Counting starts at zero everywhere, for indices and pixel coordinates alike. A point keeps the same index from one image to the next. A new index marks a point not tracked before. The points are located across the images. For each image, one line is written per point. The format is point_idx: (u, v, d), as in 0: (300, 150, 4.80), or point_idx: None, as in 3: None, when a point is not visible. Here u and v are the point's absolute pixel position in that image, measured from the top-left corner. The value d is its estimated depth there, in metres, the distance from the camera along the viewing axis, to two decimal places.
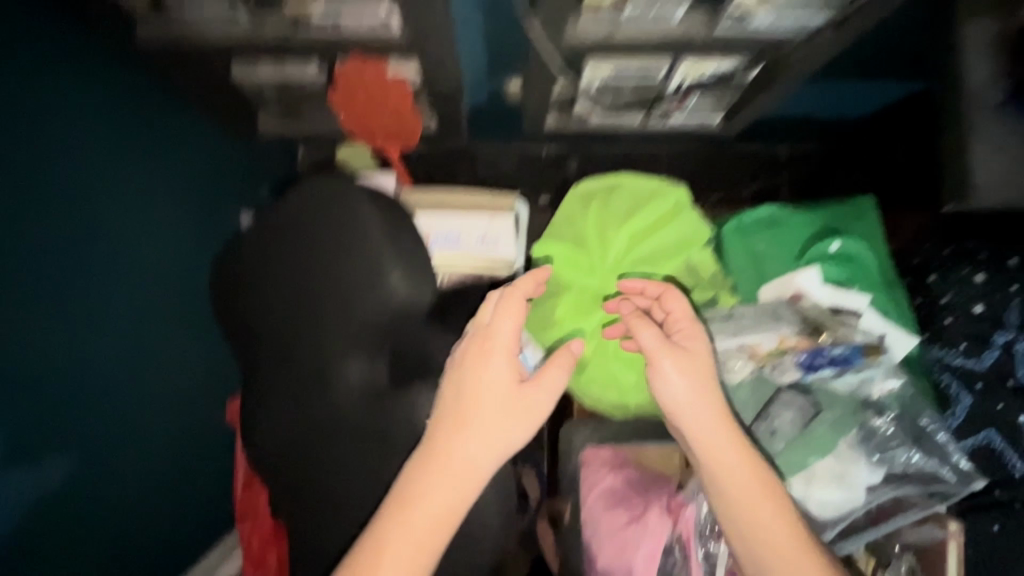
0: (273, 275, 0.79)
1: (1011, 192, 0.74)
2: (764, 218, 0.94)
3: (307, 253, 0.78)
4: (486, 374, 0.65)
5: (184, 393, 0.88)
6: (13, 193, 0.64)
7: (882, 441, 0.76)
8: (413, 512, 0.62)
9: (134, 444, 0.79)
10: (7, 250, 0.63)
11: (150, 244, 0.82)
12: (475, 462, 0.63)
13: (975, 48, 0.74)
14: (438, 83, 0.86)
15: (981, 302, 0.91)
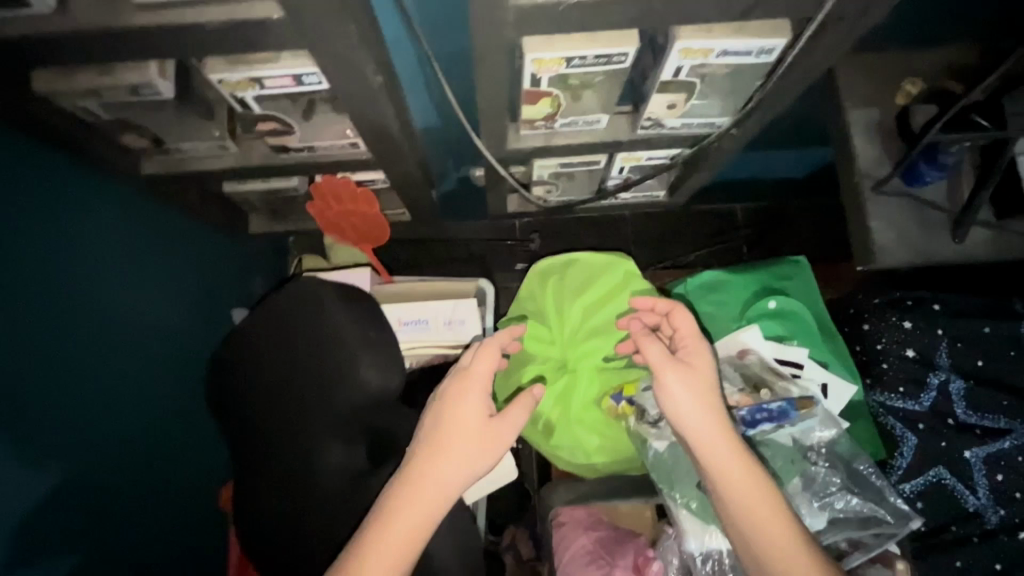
0: (252, 374, 0.85)
1: (910, 251, 0.84)
2: (707, 281, 1.03)
3: (285, 351, 0.85)
4: (464, 408, 0.74)
5: (183, 492, 0.92)
6: (48, 320, 0.70)
7: (821, 488, 0.83)
8: (388, 533, 0.67)
9: (141, 547, 0.83)
10: (42, 375, 0.69)
11: (155, 351, 0.89)
12: (448, 486, 0.70)
13: (861, 132, 0.87)
14: (405, 186, 0.98)
15: (912, 347, 0.99)
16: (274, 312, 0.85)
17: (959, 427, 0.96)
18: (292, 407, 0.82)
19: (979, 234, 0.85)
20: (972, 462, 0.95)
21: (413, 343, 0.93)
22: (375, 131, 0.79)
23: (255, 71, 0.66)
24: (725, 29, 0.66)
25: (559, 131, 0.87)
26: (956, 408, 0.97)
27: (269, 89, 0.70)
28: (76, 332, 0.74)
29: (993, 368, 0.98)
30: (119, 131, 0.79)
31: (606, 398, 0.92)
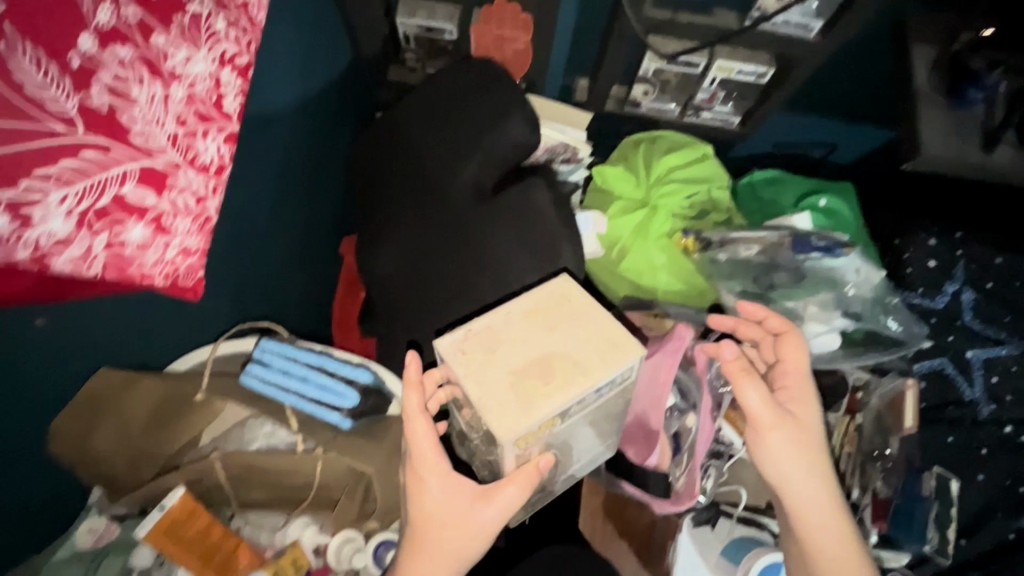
0: (401, 137, 1.03)
1: (949, 154, 1.04)
2: (768, 177, 1.24)
3: (425, 116, 1.01)
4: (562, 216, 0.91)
5: (300, 231, 1.09)
6: (281, 26, 0.91)
7: (852, 304, 0.98)
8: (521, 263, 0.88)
9: (270, 246, 0.99)
10: (268, 61, 0.89)
11: (318, 109, 1.09)
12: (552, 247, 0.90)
13: (920, 62, 1.09)
14: (546, 40, 1.20)
15: (934, 259, 1.17)
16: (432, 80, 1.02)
17: (965, 329, 1.12)
18: (433, 155, 0.99)
19: (1006, 153, 1.05)
20: (973, 361, 1.11)
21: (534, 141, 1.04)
22: None
23: None
24: None
25: (684, 12, 1.10)
26: (965, 314, 1.13)
27: None
28: (287, 46, 0.94)
29: (1001, 291, 1.15)
30: None
31: (677, 232, 1.10)
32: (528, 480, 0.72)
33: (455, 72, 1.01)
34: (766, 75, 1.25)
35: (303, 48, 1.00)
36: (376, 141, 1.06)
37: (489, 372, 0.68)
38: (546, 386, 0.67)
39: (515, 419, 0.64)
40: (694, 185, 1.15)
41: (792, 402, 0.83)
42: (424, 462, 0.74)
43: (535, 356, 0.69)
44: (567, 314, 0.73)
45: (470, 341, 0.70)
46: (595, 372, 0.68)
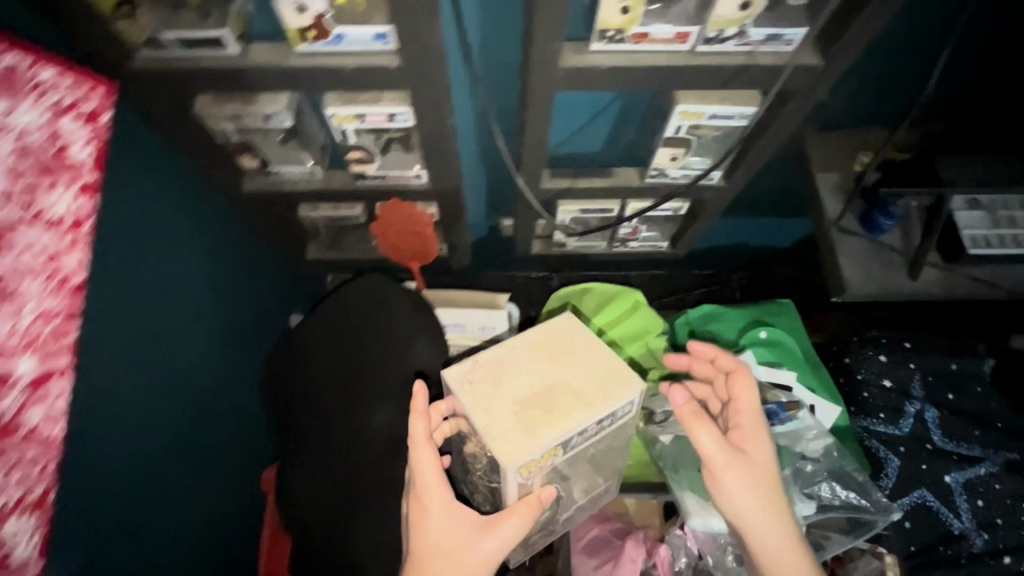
0: (315, 360, 0.98)
1: (873, 286, 1.00)
2: (705, 313, 1.19)
3: (342, 338, 0.97)
4: (432, 521, 0.79)
5: (213, 477, 0.99)
6: (146, 290, 0.84)
7: (807, 476, 0.92)
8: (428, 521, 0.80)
9: (175, 519, 0.88)
10: (137, 335, 0.82)
11: (215, 338, 1.02)
12: (445, 532, 0.78)
13: (828, 191, 1.07)
14: (452, 215, 1.17)
15: (888, 378, 1.12)
16: (339, 305, 0.99)
17: (938, 452, 1.05)
18: (347, 385, 0.93)
19: (932, 273, 1.02)
20: (954, 487, 1.03)
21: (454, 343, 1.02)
22: (440, 165, 0.99)
23: (360, 108, 0.87)
24: (715, 99, 0.88)
25: (583, 178, 1.08)
26: (934, 435, 1.07)
27: (367, 124, 0.90)
28: (158, 303, 0.87)
29: (962, 402, 1.09)
30: (238, 153, 0.99)
31: None
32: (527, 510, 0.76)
33: (362, 295, 0.99)
34: (682, 209, 1.22)
35: (191, 292, 0.95)
36: (286, 367, 1.00)
37: (493, 401, 0.76)
38: (548, 419, 0.74)
39: (521, 449, 0.72)
40: (630, 346, 1.12)
41: (750, 442, 0.80)
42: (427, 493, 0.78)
43: (540, 391, 0.76)
44: (572, 354, 0.81)
45: (479, 382, 0.77)
46: (597, 405, 0.75)
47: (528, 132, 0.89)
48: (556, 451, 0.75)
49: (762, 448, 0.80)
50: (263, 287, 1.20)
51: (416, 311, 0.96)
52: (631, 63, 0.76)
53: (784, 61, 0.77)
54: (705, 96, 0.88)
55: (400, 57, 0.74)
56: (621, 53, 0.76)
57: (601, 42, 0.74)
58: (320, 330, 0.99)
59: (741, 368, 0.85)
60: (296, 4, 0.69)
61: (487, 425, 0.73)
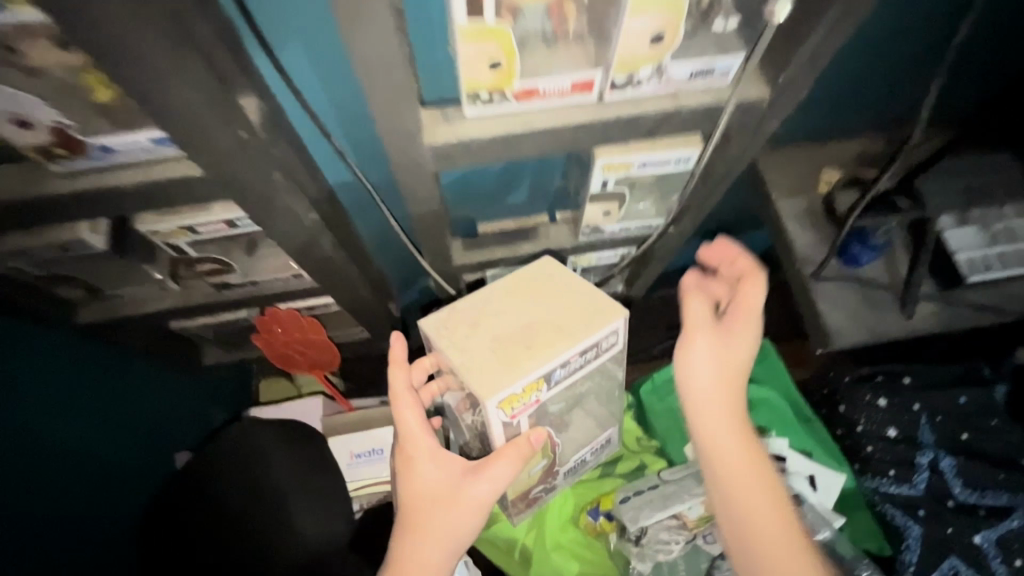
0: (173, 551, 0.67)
1: (863, 332, 0.84)
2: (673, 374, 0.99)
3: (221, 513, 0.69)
4: (420, 471, 0.67)
5: None
6: None
7: None
8: (418, 468, 0.68)
9: None
10: None
11: (56, 521, 0.80)
12: (435, 482, 0.67)
13: (794, 220, 0.90)
14: (355, 303, 0.96)
15: (892, 426, 0.96)
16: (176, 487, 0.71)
17: (963, 509, 0.88)
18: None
19: (929, 306, 0.85)
20: (986, 549, 0.84)
21: (361, 481, 0.82)
22: (317, 262, 0.79)
23: (187, 220, 0.66)
24: (641, 144, 0.70)
25: (504, 245, 0.90)
26: (953, 488, 0.90)
27: (204, 235, 0.70)
28: None
29: (980, 441, 0.92)
30: (54, 286, 0.77)
31: (584, 514, 0.86)
32: (518, 450, 0.67)
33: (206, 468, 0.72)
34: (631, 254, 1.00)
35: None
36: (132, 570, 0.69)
37: (466, 340, 0.63)
38: (528, 350, 0.62)
39: (498, 381, 0.60)
40: None
41: (735, 338, 0.69)
42: (412, 442, 0.68)
43: (517, 325, 0.64)
44: (550, 287, 0.68)
45: (454, 319, 0.65)
46: (578, 335, 0.63)
47: (412, 216, 0.70)
48: (539, 386, 0.63)
49: (742, 350, 0.68)
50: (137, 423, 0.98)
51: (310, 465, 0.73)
52: (520, 128, 0.56)
53: (720, 97, 0.58)
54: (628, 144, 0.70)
55: (199, 165, 0.53)
56: (505, 118, 0.57)
57: (474, 106, 0.55)
58: (187, 499, 0.70)
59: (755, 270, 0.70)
60: (16, 119, 0.51)
61: (460, 361, 0.62)
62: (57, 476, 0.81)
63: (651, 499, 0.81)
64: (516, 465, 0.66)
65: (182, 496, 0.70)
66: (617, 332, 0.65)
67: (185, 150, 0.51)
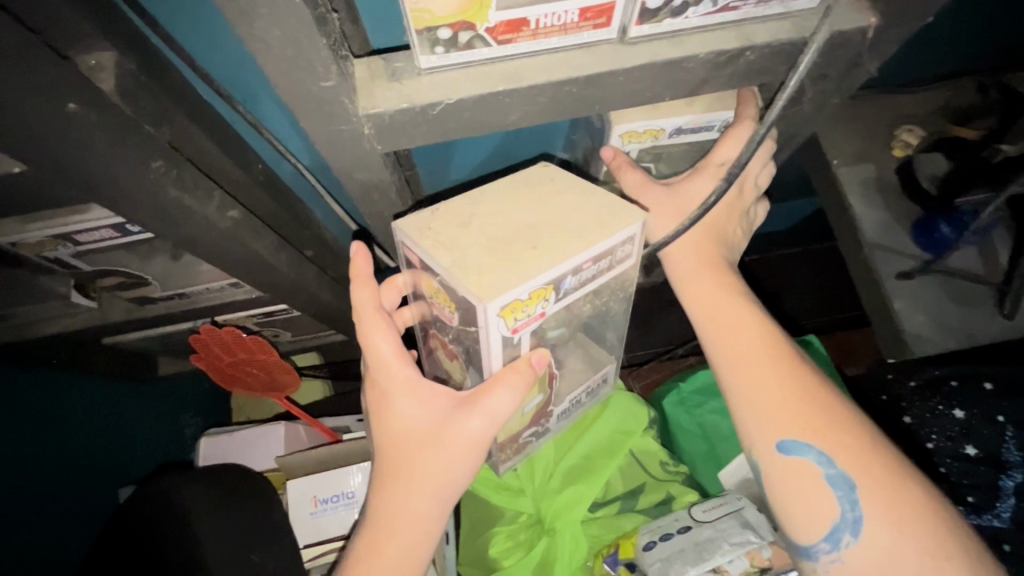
0: None
1: (949, 336, 0.66)
2: (705, 385, 0.83)
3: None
4: (394, 406, 0.51)
5: None
6: None
7: None
8: (394, 403, 0.51)
9: None
10: None
11: None
12: (414, 420, 0.51)
13: (861, 193, 0.71)
14: (316, 305, 0.80)
15: (971, 443, 0.79)
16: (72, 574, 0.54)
17: None
18: None
19: None
20: None
21: (322, 542, 0.68)
22: (254, 268, 0.62)
23: (57, 228, 0.48)
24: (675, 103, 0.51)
25: None
26: None
27: (90, 245, 0.53)
28: None
29: None
30: None
31: (599, 560, 0.72)
32: (517, 377, 0.48)
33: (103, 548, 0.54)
34: None
35: None
36: None
37: (452, 235, 0.43)
38: (535, 250, 0.42)
39: (498, 280, 0.40)
40: (605, 468, 0.74)
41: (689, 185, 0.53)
42: (385, 372, 0.51)
43: (515, 220, 0.44)
44: (558, 182, 0.47)
45: (436, 214, 0.45)
46: (595, 234, 0.43)
47: (363, 211, 0.52)
48: (547, 296, 0.44)
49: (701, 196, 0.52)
50: (69, 459, 0.82)
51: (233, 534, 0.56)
52: (505, 85, 0.38)
53: (803, 32, 0.39)
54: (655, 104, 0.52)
55: (21, 158, 0.36)
56: (482, 72, 0.38)
57: (433, 53, 0.36)
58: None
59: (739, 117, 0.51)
60: None
61: (444, 258, 0.42)
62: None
63: (683, 551, 0.66)
64: (518, 395, 0.48)
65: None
66: (633, 240, 0.46)
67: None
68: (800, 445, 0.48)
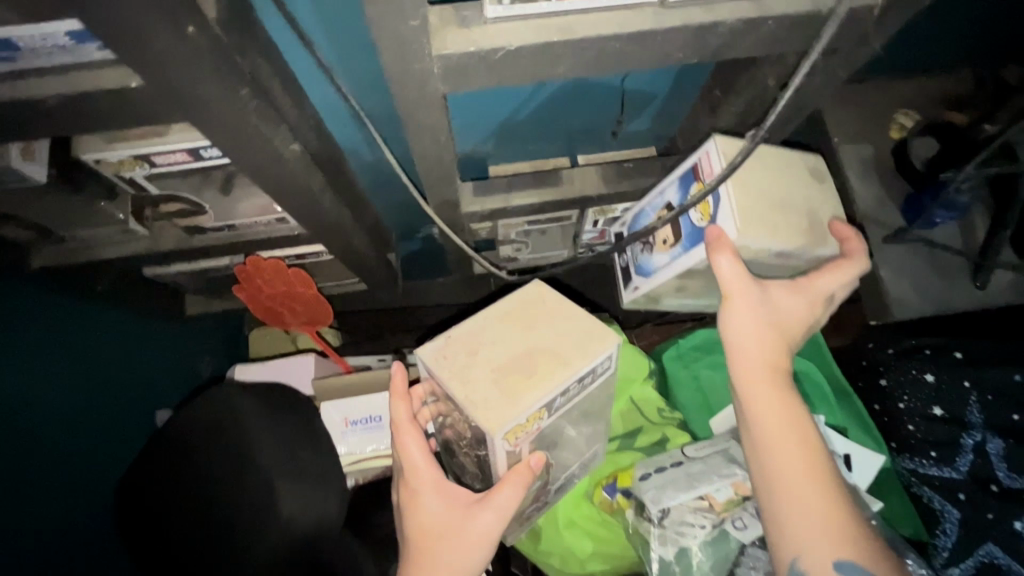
0: (175, 494, 0.61)
1: (927, 302, 0.73)
2: (701, 342, 0.90)
3: (212, 452, 0.62)
4: (421, 503, 0.58)
5: None
6: None
7: None
8: (420, 497, 0.58)
9: None
10: None
11: (33, 486, 0.72)
12: (437, 519, 0.57)
13: (857, 170, 0.77)
14: (349, 251, 0.86)
15: (937, 404, 0.88)
16: (185, 433, 0.64)
17: (1007, 495, 0.81)
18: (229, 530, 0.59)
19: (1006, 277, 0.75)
20: None
21: (356, 453, 0.74)
22: (304, 204, 0.68)
23: (141, 149, 0.54)
24: (791, 231, 0.59)
25: (518, 189, 0.78)
26: (998, 473, 0.82)
27: (163, 167, 0.58)
28: None
29: None
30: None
31: (597, 488, 0.80)
32: (518, 479, 0.56)
33: (224, 419, 0.64)
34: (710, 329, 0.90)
35: None
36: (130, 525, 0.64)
37: (460, 367, 0.51)
38: (533, 380, 0.50)
39: (502, 413, 0.48)
40: None
41: (782, 299, 0.58)
42: (414, 473, 0.58)
43: (515, 348, 0.52)
44: (548, 312, 0.55)
45: (448, 341, 0.53)
46: (579, 360, 0.51)
47: (415, 152, 0.58)
48: (541, 415, 0.52)
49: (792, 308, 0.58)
50: (113, 378, 0.88)
51: (282, 426, 0.63)
52: (559, 37, 0.43)
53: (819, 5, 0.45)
54: (778, 228, 0.58)
55: (139, 73, 0.41)
56: (540, 24, 0.43)
57: (500, 4, 0.42)
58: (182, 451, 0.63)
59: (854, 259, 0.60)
60: None
61: (457, 389, 0.50)
62: (21, 438, 0.72)
63: (672, 479, 0.73)
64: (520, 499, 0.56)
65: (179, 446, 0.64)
66: (612, 357, 0.54)
67: (112, 49, 0.38)
68: (850, 565, 0.50)
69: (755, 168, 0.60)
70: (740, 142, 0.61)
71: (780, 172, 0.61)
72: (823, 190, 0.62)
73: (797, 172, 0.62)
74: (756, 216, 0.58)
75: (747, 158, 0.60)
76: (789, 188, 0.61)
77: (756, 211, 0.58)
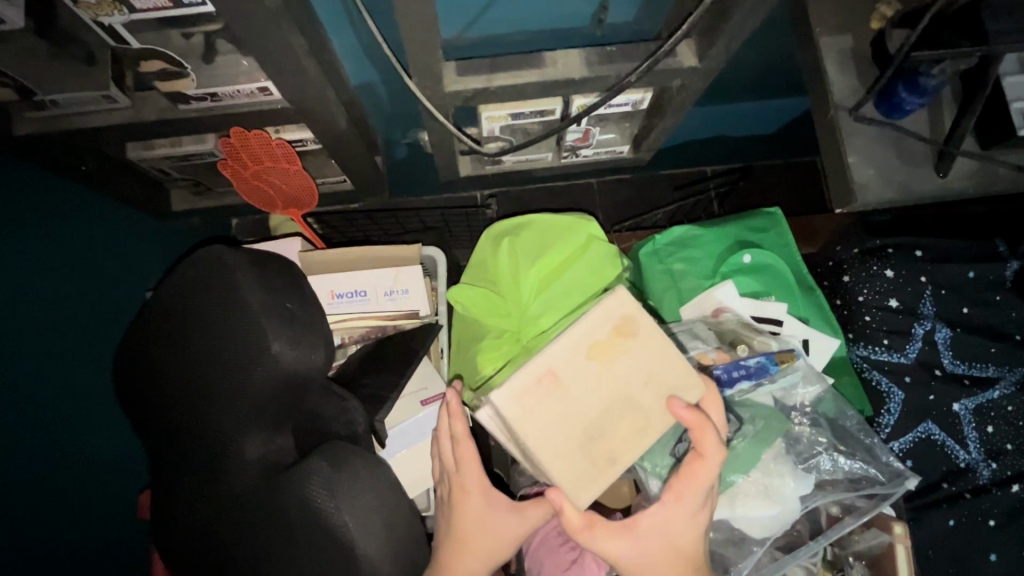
0: (184, 333, 0.65)
1: (891, 188, 0.77)
2: (675, 238, 0.94)
3: (211, 302, 0.65)
4: (470, 505, 0.68)
5: (88, 501, 0.79)
6: None
7: (807, 448, 0.79)
8: (467, 497, 0.68)
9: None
10: None
11: (46, 345, 0.75)
12: (482, 523, 0.68)
13: (835, 60, 0.79)
14: (334, 139, 0.87)
15: (895, 297, 0.93)
16: (179, 288, 0.66)
17: (947, 378, 0.90)
18: (231, 365, 0.63)
19: (966, 166, 0.78)
20: (962, 415, 0.88)
21: (345, 319, 0.81)
22: (289, 69, 0.68)
23: None
24: (619, 433, 0.61)
25: (501, 70, 0.78)
26: (942, 359, 0.90)
27: (140, 15, 0.63)
28: None
29: (978, 315, 0.91)
30: None
31: None
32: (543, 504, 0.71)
33: (210, 278, 0.65)
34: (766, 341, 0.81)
35: None
36: (134, 365, 0.68)
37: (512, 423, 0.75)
38: None
39: None
40: (578, 299, 0.87)
41: (652, 525, 0.63)
42: (463, 475, 0.69)
43: None
44: None
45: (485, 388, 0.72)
46: None
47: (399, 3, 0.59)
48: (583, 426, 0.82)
49: (666, 537, 0.62)
50: (109, 252, 0.90)
51: (275, 282, 0.67)
52: None
53: None
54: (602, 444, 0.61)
55: None
56: None
57: None
58: (181, 296, 0.66)
59: (711, 453, 0.62)
60: None
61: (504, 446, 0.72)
62: (26, 287, 0.72)
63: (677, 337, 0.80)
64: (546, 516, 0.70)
65: (177, 293, 0.66)
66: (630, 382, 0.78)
67: None
68: None
69: (554, 402, 0.60)
70: (531, 372, 0.61)
71: (586, 382, 0.61)
72: (620, 351, 0.62)
73: (578, 360, 0.61)
74: (579, 461, 0.60)
75: (536, 394, 0.60)
76: (604, 394, 0.61)
77: (578, 456, 0.60)
